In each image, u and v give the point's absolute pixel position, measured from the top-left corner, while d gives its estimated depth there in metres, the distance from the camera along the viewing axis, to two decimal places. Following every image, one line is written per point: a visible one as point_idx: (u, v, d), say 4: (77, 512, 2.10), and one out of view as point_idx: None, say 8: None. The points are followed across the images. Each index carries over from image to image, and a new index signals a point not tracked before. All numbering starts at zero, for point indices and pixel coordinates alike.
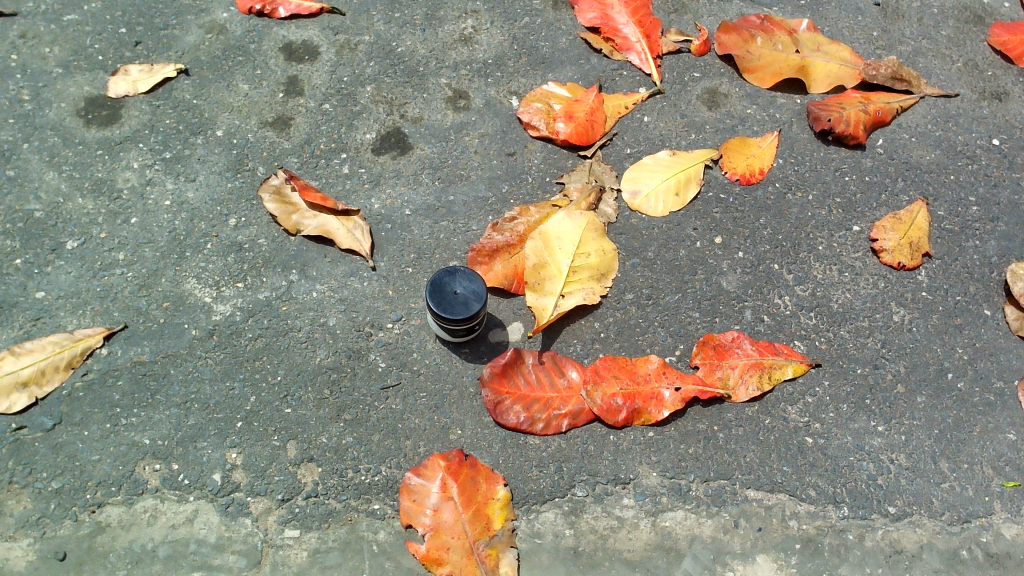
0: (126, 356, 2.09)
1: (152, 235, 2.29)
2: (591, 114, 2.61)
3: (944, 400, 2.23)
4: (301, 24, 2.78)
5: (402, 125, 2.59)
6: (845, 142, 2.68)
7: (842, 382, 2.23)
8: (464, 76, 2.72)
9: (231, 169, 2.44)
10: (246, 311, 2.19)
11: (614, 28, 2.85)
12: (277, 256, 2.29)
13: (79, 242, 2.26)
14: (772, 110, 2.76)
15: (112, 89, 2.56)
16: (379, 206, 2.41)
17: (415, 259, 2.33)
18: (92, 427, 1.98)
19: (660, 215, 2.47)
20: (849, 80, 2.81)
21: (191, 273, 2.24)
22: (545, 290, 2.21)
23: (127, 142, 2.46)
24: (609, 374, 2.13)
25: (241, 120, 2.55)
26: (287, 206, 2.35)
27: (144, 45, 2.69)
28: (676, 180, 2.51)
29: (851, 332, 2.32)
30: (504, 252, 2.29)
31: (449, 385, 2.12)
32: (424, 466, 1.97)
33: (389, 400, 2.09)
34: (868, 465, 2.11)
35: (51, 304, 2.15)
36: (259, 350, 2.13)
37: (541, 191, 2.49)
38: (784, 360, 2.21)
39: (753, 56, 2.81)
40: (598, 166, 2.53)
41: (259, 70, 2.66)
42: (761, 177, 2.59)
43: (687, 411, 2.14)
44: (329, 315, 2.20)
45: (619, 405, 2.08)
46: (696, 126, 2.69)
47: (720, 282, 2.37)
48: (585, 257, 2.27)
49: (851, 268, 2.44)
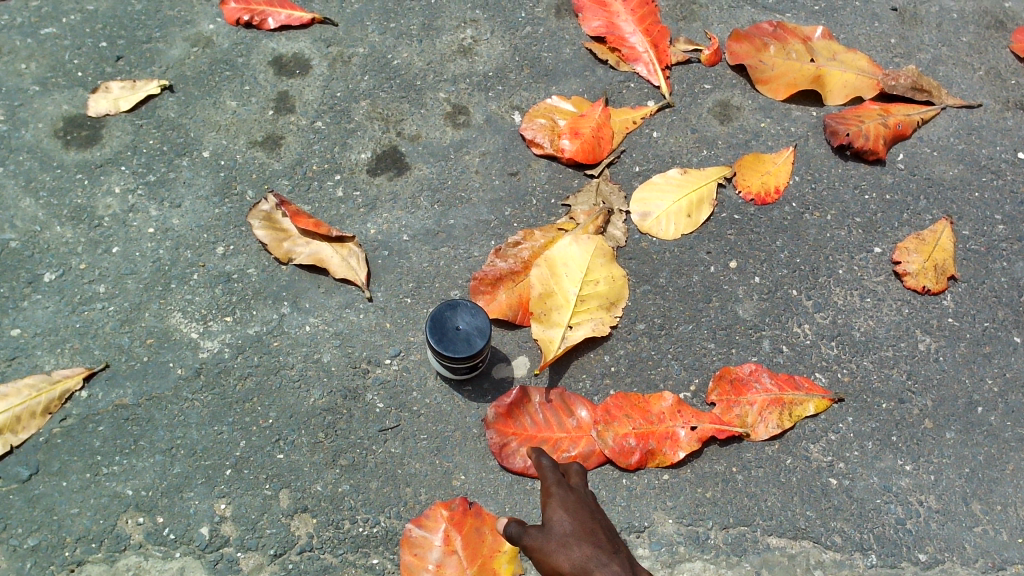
0: (107, 399, 1.96)
1: (135, 265, 2.16)
2: (598, 131, 2.46)
3: (974, 436, 2.13)
4: (291, 35, 2.63)
5: (399, 144, 2.45)
6: (864, 157, 2.54)
7: (866, 418, 2.13)
8: (463, 90, 2.58)
9: (218, 193, 2.29)
10: (235, 347, 2.06)
11: (620, 38, 2.69)
12: (268, 287, 2.16)
13: (57, 274, 2.12)
14: (787, 124, 2.62)
15: (92, 108, 2.39)
16: (375, 231, 2.28)
17: (415, 288, 2.20)
18: (71, 477, 1.87)
19: (671, 238, 2.35)
20: (867, 90, 2.68)
21: (176, 307, 2.11)
22: (552, 320, 2.11)
23: (108, 164, 2.31)
24: (621, 413, 2.03)
25: (229, 140, 2.40)
26: (278, 232, 2.21)
27: (126, 60, 2.52)
28: (688, 201, 2.38)
29: (874, 362, 2.22)
30: (508, 280, 2.18)
31: (451, 426, 2.01)
32: (425, 516, 1.87)
33: (388, 442, 1.98)
34: (896, 508, 2.02)
35: (27, 342, 2.02)
36: (249, 391, 2.01)
37: (546, 214, 2.36)
38: (805, 395, 2.11)
39: (766, 66, 2.67)
40: (605, 186, 2.40)
41: (248, 85, 2.51)
42: (777, 197, 2.45)
43: (703, 452, 2.04)
44: (323, 351, 2.08)
45: (632, 446, 1.99)
46: (708, 141, 2.55)
47: (735, 310, 2.26)
48: (593, 284, 2.17)
49: (873, 293, 2.33)
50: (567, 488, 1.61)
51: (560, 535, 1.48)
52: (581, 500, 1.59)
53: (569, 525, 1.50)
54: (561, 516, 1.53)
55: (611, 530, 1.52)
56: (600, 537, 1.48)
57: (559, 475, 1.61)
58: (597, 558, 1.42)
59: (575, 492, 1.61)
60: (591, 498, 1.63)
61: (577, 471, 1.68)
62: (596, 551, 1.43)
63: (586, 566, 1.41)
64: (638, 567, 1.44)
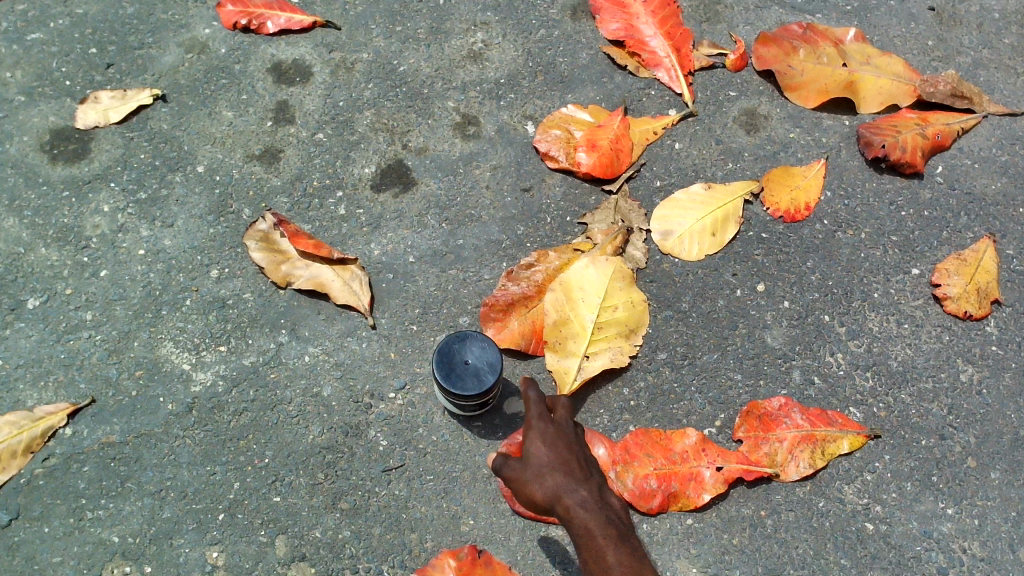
0: (93, 438, 1.84)
1: (123, 290, 2.03)
2: (617, 142, 2.31)
3: (1021, 476, 1.99)
4: (292, 40, 2.48)
5: (404, 157, 2.31)
6: (900, 170, 2.38)
7: (905, 456, 1.99)
8: (473, 98, 2.43)
9: (213, 212, 2.16)
10: (229, 380, 1.93)
11: (640, 41, 2.53)
12: (265, 313, 2.03)
13: (41, 300, 2.00)
14: (818, 134, 2.46)
15: (80, 120, 2.26)
16: (379, 253, 2.14)
17: (421, 314, 2.06)
18: (54, 523, 1.75)
19: (694, 259, 2.20)
20: (904, 98, 2.51)
21: (167, 335, 1.98)
22: (568, 350, 1.97)
23: (97, 180, 2.18)
24: (641, 452, 1.89)
25: (224, 153, 2.26)
26: (275, 255, 2.07)
27: (117, 68, 2.39)
28: (712, 219, 2.22)
29: (913, 395, 2.07)
30: (520, 306, 2.03)
31: (459, 465, 1.88)
32: (431, 566, 1.74)
33: (392, 484, 1.85)
34: (937, 556, 1.88)
35: (9, 374, 1.90)
36: (244, 427, 1.88)
37: (560, 233, 2.22)
38: (839, 432, 1.96)
39: (795, 71, 2.51)
40: (624, 202, 2.25)
41: (245, 95, 2.37)
42: (808, 213, 2.30)
43: (729, 493, 1.91)
44: (323, 383, 1.95)
45: (653, 489, 1.84)
46: (734, 153, 2.40)
47: (764, 337, 2.11)
48: (611, 310, 2.02)
49: (911, 318, 2.18)
50: (547, 416, 1.60)
51: (537, 466, 1.52)
52: (561, 431, 1.58)
53: (546, 455, 1.54)
54: (538, 449, 1.55)
55: (588, 458, 1.56)
56: (574, 466, 1.52)
57: (542, 408, 1.58)
58: (569, 488, 1.48)
59: (557, 424, 1.60)
60: (573, 425, 1.62)
61: (563, 404, 1.65)
62: (570, 481, 1.49)
63: (558, 496, 1.47)
64: (609, 495, 1.51)
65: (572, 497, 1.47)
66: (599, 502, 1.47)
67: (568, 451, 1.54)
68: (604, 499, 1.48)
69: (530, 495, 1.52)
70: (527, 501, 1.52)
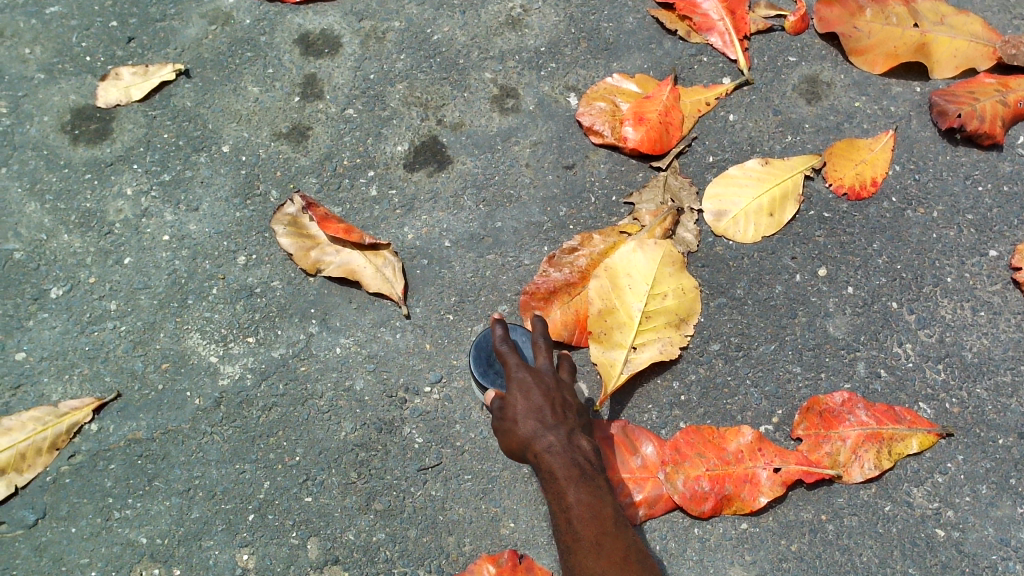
0: (119, 434, 1.77)
1: (148, 278, 1.95)
2: (666, 115, 2.14)
3: None
4: (320, 9, 2.35)
5: (439, 134, 2.17)
6: (977, 142, 2.19)
7: (980, 457, 1.83)
8: (511, 69, 2.28)
9: (239, 194, 2.06)
10: (258, 373, 1.85)
11: (691, 3, 2.34)
12: (294, 302, 1.93)
13: (65, 289, 1.93)
14: (886, 102, 2.27)
15: (101, 98, 2.17)
16: (413, 236, 2.02)
17: (458, 303, 1.95)
18: (80, 523, 1.69)
19: (750, 241, 2.04)
20: (982, 61, 2.30)
21: (193, 326, 1.90)
22: (614, 341, 1.83)
23: (120, 162, 2.09)
24: (692, 452, 1.76)
25: (251, 132, 2.15)
26: (304, 240, 1.97)
27: (139, 42, 2.29)
28: (769, 198, 2.06)
29: (989, 389, 1.90)
30: (563, 294, 1.91)
31: (498, 464, 1.77)
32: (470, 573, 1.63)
33: (428, 484, 1.75)
34: (1015, 566, 1.73)
35: (33, 367, 1.84)
36: (273, 423, 1.80)
37: (605, 214, 2.07)
38: (908, 430, 1.81)
39: (861, 34, 2.30)
40: (674, 180, 2.10)
41: (272, 68, 2.25)
42: (874, 190, 2.12)
43: (787, 496, 1.77)
44: (355, 377, 1.85)
45: (706, 491, 1.72)
46: (793, 125, 2.22)
47: (825, 327, 1.96)
48: (660, 299, 1.88)
49: (988, 305, 2.00)
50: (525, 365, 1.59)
51: (512, 414, 1.54)
52: (539, 378, 1.58)
53: (520, 404, 1.54)
54: (515, 399, 1.55)
55: (564, 403, 1.55)
56: (547, 412, 1.52)
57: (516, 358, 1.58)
58: (538, 434, 1.49)
59: (536, 372, 1.59)
60: (554, 371, 1.61)
61: (544, 349, 1.63)
62: (539, 427, 1.49)
63: (529, 442, 1.49)
64: (580, 438, 1.51)
65: (541, 442, 1.48)
66: (566, 445, 1.48)
67: (541, 396, 1.54)
68: (573, 443, 1.49)
69: (510, 442, 1.55)
70: (509, 448, 1.55)
